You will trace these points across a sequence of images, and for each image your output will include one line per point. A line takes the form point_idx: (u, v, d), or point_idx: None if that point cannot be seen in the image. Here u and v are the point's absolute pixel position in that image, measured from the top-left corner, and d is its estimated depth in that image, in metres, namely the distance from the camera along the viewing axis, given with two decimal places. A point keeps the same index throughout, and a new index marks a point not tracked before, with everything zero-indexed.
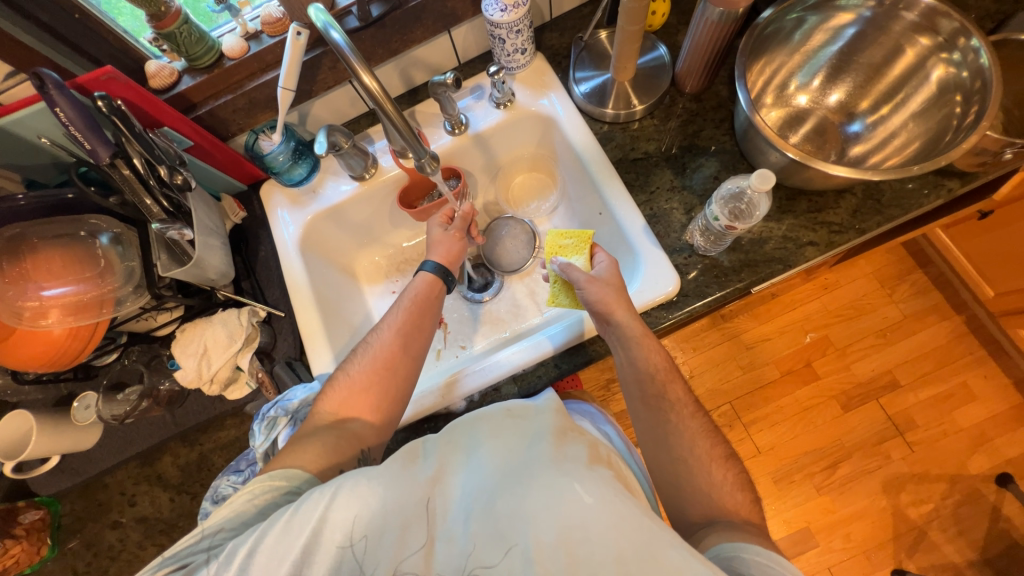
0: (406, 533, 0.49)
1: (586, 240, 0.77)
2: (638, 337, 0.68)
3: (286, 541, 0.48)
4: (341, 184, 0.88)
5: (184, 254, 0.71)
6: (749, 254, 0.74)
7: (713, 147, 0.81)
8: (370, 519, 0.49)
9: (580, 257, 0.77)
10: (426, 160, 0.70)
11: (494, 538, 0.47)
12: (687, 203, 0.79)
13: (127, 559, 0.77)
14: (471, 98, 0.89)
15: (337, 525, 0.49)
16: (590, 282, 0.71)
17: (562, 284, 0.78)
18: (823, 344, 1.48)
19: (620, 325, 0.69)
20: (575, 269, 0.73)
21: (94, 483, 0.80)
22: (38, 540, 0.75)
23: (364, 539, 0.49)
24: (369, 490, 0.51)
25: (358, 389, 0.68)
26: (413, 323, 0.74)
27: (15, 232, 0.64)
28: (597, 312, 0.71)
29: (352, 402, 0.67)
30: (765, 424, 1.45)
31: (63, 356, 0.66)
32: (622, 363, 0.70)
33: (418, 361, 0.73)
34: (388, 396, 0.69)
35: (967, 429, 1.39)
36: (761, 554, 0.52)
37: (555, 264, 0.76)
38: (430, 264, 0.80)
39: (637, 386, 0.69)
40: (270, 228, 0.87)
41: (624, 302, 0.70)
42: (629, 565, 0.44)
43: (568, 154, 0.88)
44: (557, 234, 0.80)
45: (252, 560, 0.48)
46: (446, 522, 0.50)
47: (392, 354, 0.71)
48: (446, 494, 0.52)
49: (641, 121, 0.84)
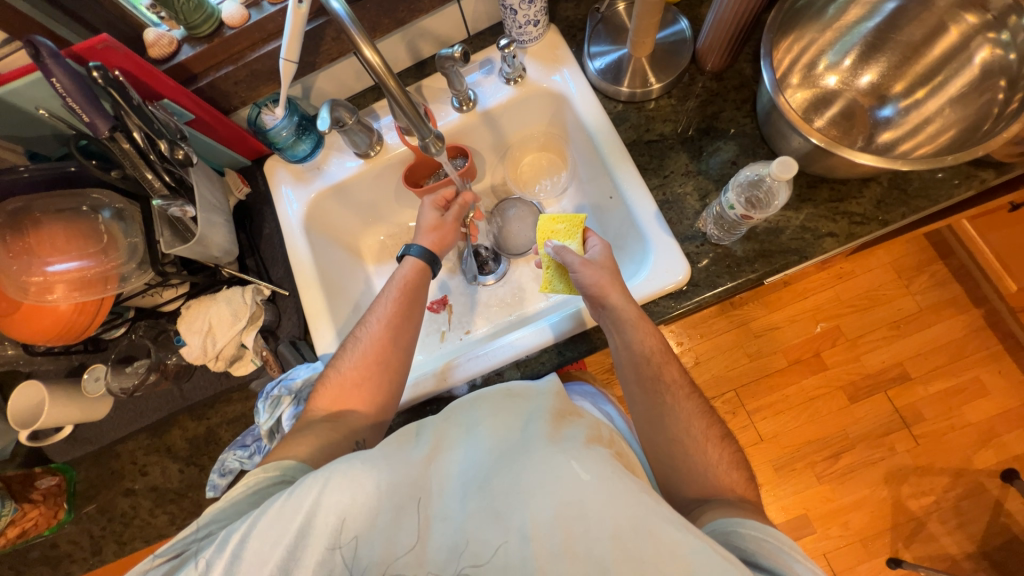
0: (402, 516, 0.49)
1: (578, 225, 0.77)
2: (633, 321, 0.67)
3: (281, 524, 0.49)
4: (345, 161, 0.86)
5: (187, 231, 0.71)
6: (764, 243, 0.71)
7: (732, 130, 0.77)
8: (367, 498, 0.50)
9: (573, 242, 0.76)
10: (430, 140, 0.67)
11: (492, 516, 0.47)
12: (702, 188, 0.76)
13: (140, 525, 0.80)
14: (480, 72, 0.85)
15: (330, 508, 0.49)
16: (584, 265, 0.70)
17: (556, 267, 0.77)
18: (834, 334, 1.46)
19: (615, 308, 0.68)
20: (569, 253, 0.71)
21: (107, 452, 0.83)
22: (55, 505, 0.78)
23: (361, 518, 0.49)
24: (365, 470, 0.51)
25: (350, 385, 0.69)
26: (401, 313, 0.74)
27: (19, 206, 0.64)
28: (592, 295, 0.70)
29: (346, 397, 0.69)
30: (769, 412, 1.44)
31: (73, 329, 0.66)
32: (619, 348, 0.69)
33: (408, 352, 0.74)
34: (383, 386, 0.70)
35: (976, 424, 1.37)
36: (756, 528, 0.53)
37: (549, 248, 0.76)
38: (414, 249, 0.80)
39: (636, 374, 0.69)
40: (274, 205, 0.86)
41: (618, 285, 0.69)
42: (627, 541, 0.44)
43: (579, 134, 0.85)
44: (550, 218, 0.80)
45: (248, 545, 0.50)
46: (443, 501, 0.50)
47: (380, 350, 0.71)
48: (444, 474, 0.52)
49: (657, 100, 0.81)
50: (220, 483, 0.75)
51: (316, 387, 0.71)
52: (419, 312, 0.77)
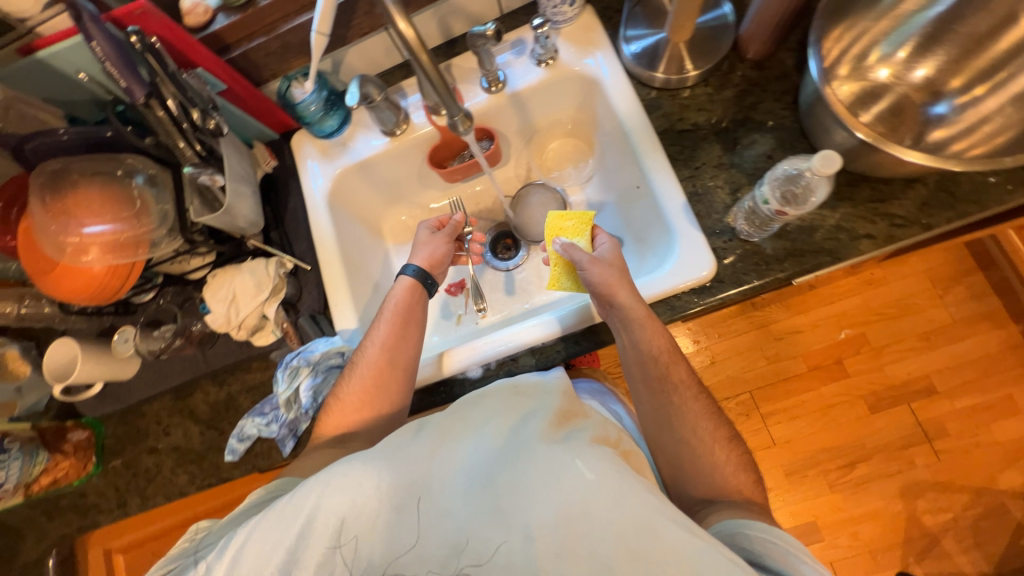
0: (402, 516, 0.50)
1: (587, 222, 0.75)
2: (641, 320, 0.66)
3: (281, 528, 0.51)
4: (370, 138, 0.86)
5: (215, 201, 0.71)
6: (795, 242, 0.69)
7: (770, 122, 0.74)
8: (367, 499, 0.50)
9: (581, 240, 0.74)
10: (459, 119, 0.67)
11: (494, 515, 0.47)
12: (733, 182, 0.73)
13: (161, 482, 0.82)
14: (511, 52, 0.83)
15: (330, 510, 0.50)
16: (593, 263, 0.70)
17: (563, 266, 0.75)
18: (858, 341, 1.41)
19: (623, 307, 0.66)
20: (577, 250, 0.71)
21: (134, 411, 0.86)
22: (84, 457, 0.82)
23: (361, 519, 0.50)
24: (366, 471, 0.52)
25: (352, 409, 0.70)
26: (397, 335, 0.72)
27: (59, 166, 0.66)
28: (599, 293, 0.69)
29: (350, 420, 0.71)
30: (783, 417, 1.41)
31: (104, 291, 0.68)
32: (625, 346, 0.68)
33: (408, 374, 0.72)
34: (385, 410, 0.71)
35: (1003, 444, 1.32)
36: (762, 530, 0.53)
37: (557, 246, 0.74)
38: (411, 268, 0.78)
39: (642, 374, 0.67)
40: (299, 180, 0.87)
41: (626, 283, 0.68)
42: (631, 542, 0.43)
43: (610, 122, 0.83)
44: (557, 216, 0.77)
45: (249, 547, 0.51)
46: (443, 496, 0.50)
47: (377, 375, 0.70)
48: (445, 469, 0.51)
49: (692, 88, 0.78)
50: (239, 448, 0.77)
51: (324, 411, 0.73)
52: (416, 329, 0.74)
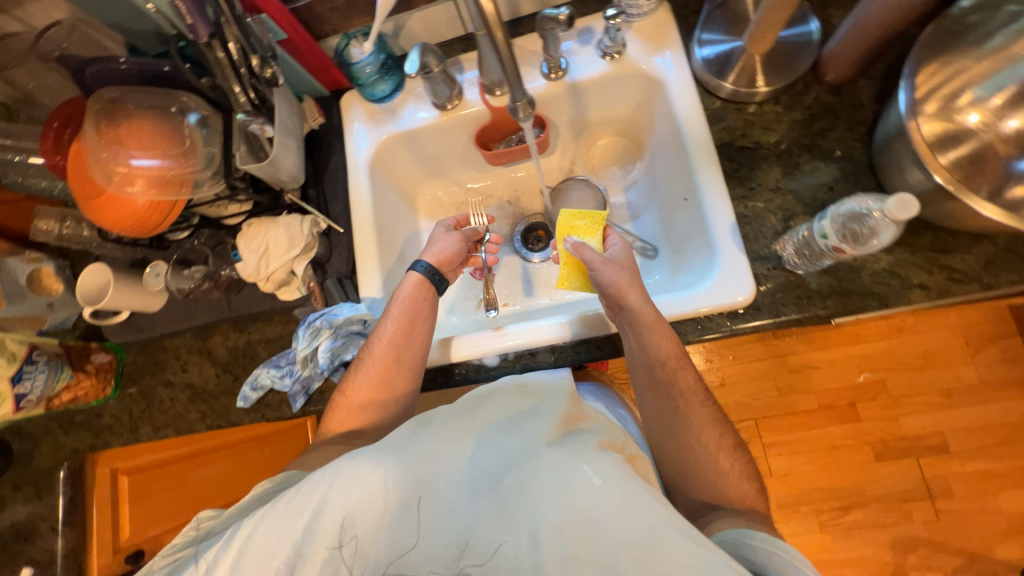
0: (409, 512, 0.49)
1: (599, 222, 0.76)
2: (649, 322, 0.64)
3: (283, 525, 0.50)
4: (420, 109, 0.84)
5: (262, 151, 0.72)
6: (842, 281, 0.66)
7: (838, 152, 0.70)
8: (374, 495, 0.49)
9: (592, 240, 0.76)
10: (521, 104, 0.65)
11: (503, 516, 0.48)
12: (787, 209, 0.70)
13: (172, 416, 0.85)
14: (577, 41, 0.80)
15: (337, 506, 0.49)
16: (604, 263, 0.69)
17: (572, 266, 0.75)
18: (876, 387, 1.38)
19: (632, 309, 0.65)
20: (588, 249, 0.71)
21: (155, 343, 0.88)
22: (104, 379, 0.85)
23: (368, 515, 0.49)
24: (371, 465, 0.51)
25: (357, 407, 0.70)
26: (404, 332, 0.71)
27: (115, 95, 0.67)
28: (609, 295, 0.68)
29: (355, 418, 0.70)
30: (784, 450, 1.39)
31: (144, 224, 0.68)
32: (631, 349, 0.66)
33: (414, 372, 0.72)
34: (390, 406, 0.71)
35: (1009, 514, 1.29)
36: (766, 541, 0.52)
37: (568, 244, 0.74)
38: (420, 264, 0.76)
39: (649, 377, 0.65)
40: (343, 140, 0.86)
41: (637, 286, 0.67)
42: (639, 551, 0.42)
43: (667, 129, 0.80)
44: (570, 214, 0.78)
45: (253, 541, 0.50)
46: (450, 494, 0.50)
47: (386, 373, 0.70)
48: (450, 468, 0.51)
49: (760, 104, 0.74)
50: (251, 396, 0.79)
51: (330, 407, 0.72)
52: (427, 325, 0.73)
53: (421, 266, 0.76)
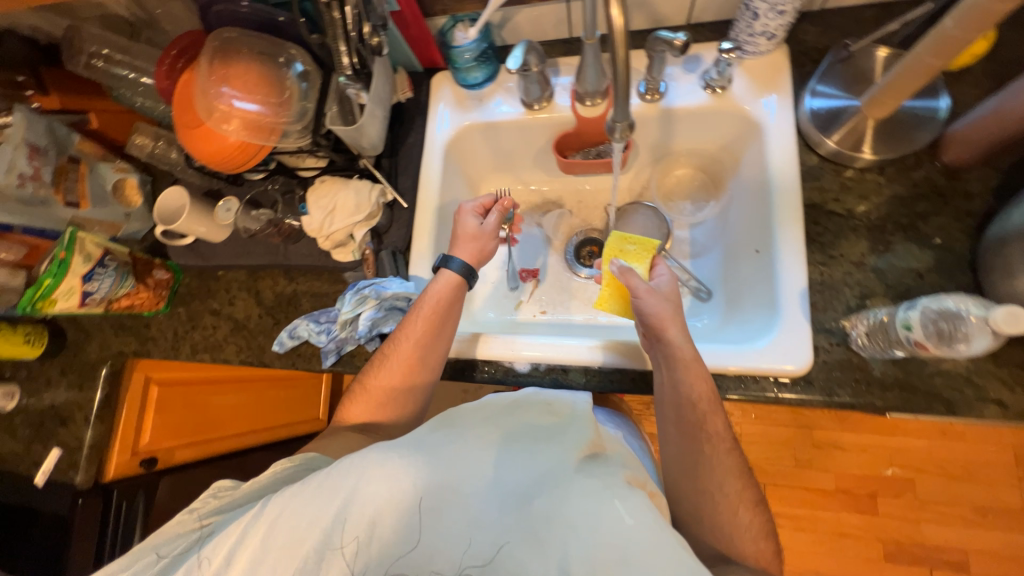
0: (437, 516, 0.49)
1: (649, 250, 0.74)
2: (686, 361, 0.62)
3: (312, 509, 0.49)
4: (506, 103, 0.84)
5: (351, 114, 0.73)
6: (910, 375, 0.62)
7: (936, 239, 0.66)
8: (404, 492, 0.49)
9: (639, 266, 0.73)
10: (620, 126, 0.64)
11: (532, 540, 0.47)
12: (865, 287, 0.66)
13: (212, 344, 0.89)
14: (681, 67, 0.78)
15: (367, 498, 0.49)
16: (649, 292, 0.66)
17: (614, 289, 0.73)
18: (903, 486, 1.29)
19: (670, 344, 0.63)
20: (635, 276, 0.67)
21: (211, 272, 0.92)
22: (158, 294, 0.89)
23: (396, 511, 0.48)
24: (402, 459, 0.50)
25: (375, 401, 0.72)
26: (430, 333, 0.71)
27: (231, 36, 0.70)
28: (649, 325, 0.66)
29: (373, 411, 0.73)
30: (789, 524, 1.33)
31: (231, 161, 0.72)
32: (664, 384, 0.64)
33: (436, 370, 0.73)
34: (409, 402, 0.73)
35: None
36: None
37: (614, 266, 0.72)
38: (455, 263, 0.73)
39: (676, 415, 0.63)
40: (426, 118, 0.87)
41: (679, 321, 0.65)
42: None
43: (755, 175, 0.76)
44: (620, 237, 0.76)
45: (279, 525, 0.49)
46: (479, 508, 0.49)
47: (406, 373, 0.71)
48: (478, 478, 0.50)
49: (862, 171, 0.70)
50: (287, 343, 0.82)
51: (348, 398, 0.75)
52: (450, 327, 0.73)
53: (454, 266, 0.73)
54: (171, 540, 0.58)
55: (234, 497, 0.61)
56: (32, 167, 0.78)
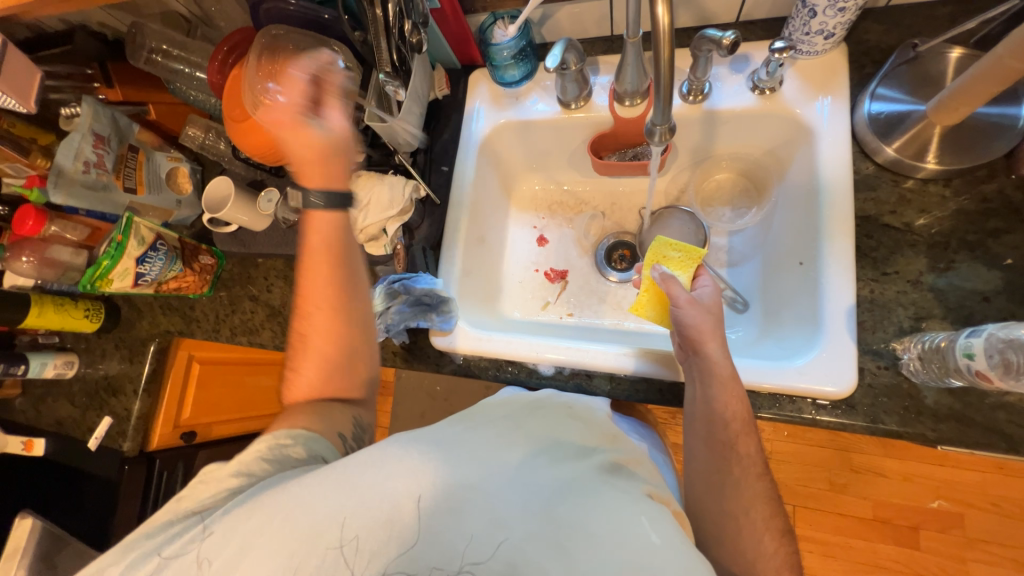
0: (454, 517, 0.46)
1: (694, 258, 0.72)
2: (723, 378, 0.61)
3: (327, 500, 0.47)
4: (543, 102, 0.83)
5: (388, 110, 0.74)
6: (969, 406, 0.57)
7: (1007, 260, 0.60)
8: (423, 489, 0.47)
9: (682, 275, 0.71)
10: (659, 129, 0.63)
11: (554, 551, 0.44)
12: (921, 308, 0.61)
13: (250, 328, 0.92)
14: (728, 67, 0.74)
15: (386, 494, 0.46)
16: (690, 303, 0.65)
17: (651, 295, 0.71)
18: (951, 521, 1.20)
19: (708, 358, 0.62)
20: (677, 284, 0.67)
21: (251, 260, 0.96)
22: (202, 278, 0.94)
23: (412, 508, 0.46)
24: (423, 455, 0.49)
25: (315, 370, 0.66)
26: (323, 266, 0.67)
27: (281, 33, 0.72)
28: (687, 337, 0.65)
29: (321, 382, 0.66)
30: (820, 549, 1.26)
31: None
32: (695, 398, 0.63)
33: (358, 300, 0.68)
34: (347, 347, 0.68)
35: None
36: None
37: (654, 272, 0.70)
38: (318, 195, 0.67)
39: (705, 432, 0.60)
40: (462, 116, 0.87)
41: (719, 336, 0.63)
42: None
43: (803, 182, 0.72)
44: (665, 242, 0.73)
45: (294, 515, 0.46)
46: (500, 513, 0.46)
47: (331, 329, 0.67)
48: (500, 480, 0.48)
49: (924, 182, 0.65)
50: None
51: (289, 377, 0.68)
52: (348, 255, 0.68)
53: (313, 203, 0.67)
54: (149, 537, 0.51)
55: (208, 491, 0.53)
56: (98, 156, 0.83)
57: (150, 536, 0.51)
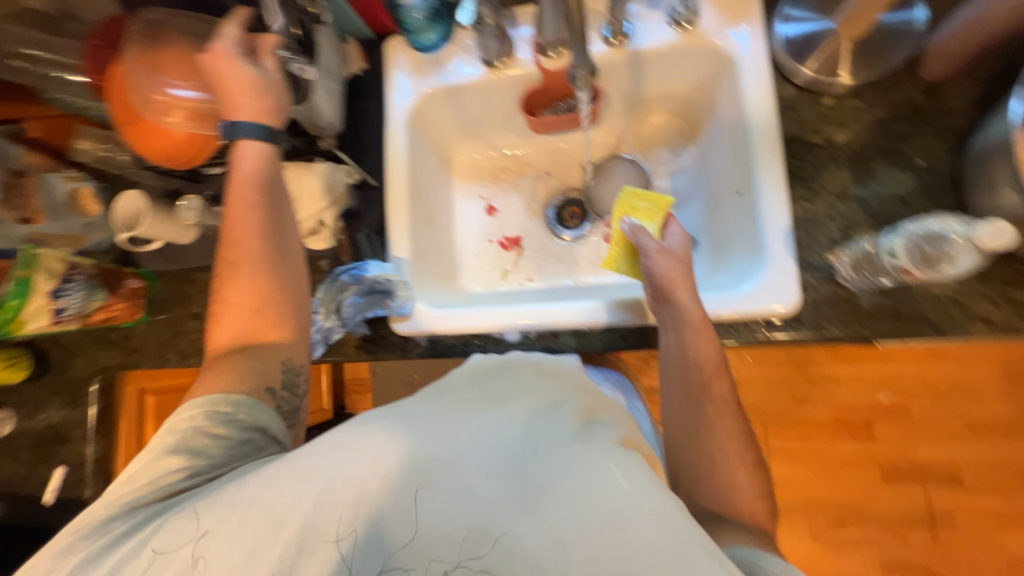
0: (422, 493, 0.45)
1: (662, 208, 0.70)
2: (695, 323, 0.63)
3: (292, 491, 0.47)
4: (467, 64, 0.80)
5: (302, 92, 0.70)
6: (898, 302, 0.61)
7: (918, 161, 0.64)
8: (389, 470, 0.46)
9: (651, 225, 0.70)
10: (581, 71, 0.65)
11: (525, 509, 0.44)
12: (849, 218, 0.65)
13: (198, 349, 0.86)
14: (645, 4, 0.73)
15: (351, 478, 0.46)
16: (659, 253, 0.66)
17: (624, 248, 0.70)
18: (898, 410, 1.33)
19: (679, 306, 0.64)
20: (645, 234, 0.67)
21: (185, 276, 0.89)
22: (135, 303, 0.86)
23: (380, 489, 0.46)
24: (388, 436, 0.48)
25: (246, 313, 0.65)
26: (249, 201, 0.66)
27: (156, 18, 0.66)
28: (657, 286, 0.66)
29: (251, 325, 0.65)
30: (791, 457, 1.37)
31: (179, 155, 0.68)
32: (670, 345, 0.65)
33: (284, 237, 0.68)
34: (275, 289, 0.66)
35: (1008, 550, 1.27)
36: (780, 565, 0.49)
37: (624, 225, 0.69)
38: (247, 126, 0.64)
39: (680, 376, 0.63)
40: (383, 90, 0.82)
41: (688, 282, 0.65)
42: (669, 565, 0.40)
43: (732, 113, 0.73)
44: (633, 193, 0.71)
45: (256, 505, 0.48)
46: (469, 480, 0.45)
47: (261, 274, 0.66)
48: (469, 446, 0.47)
49: (840, 97, 0.68)
50: None
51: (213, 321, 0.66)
52: (280, 202, 0.67)
53: (240, 130, 0.64)
54: (91, 533, 0.52)
55: (160, 482, 0.54)
56: None
57: (86, 538, 0.51)
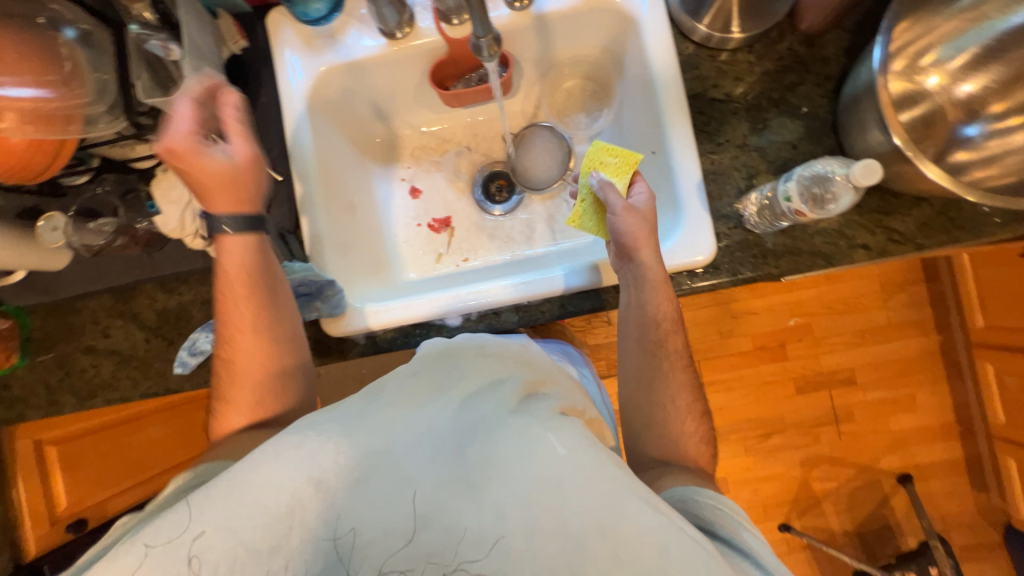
0: (365, 487, 0.46)
1: (631, 164, 0.68)
2: (656, 282, 0.64)
3: (224, 510, 0.45)
4: (365, 36, 0.74)
5: (170, 79, 0.62)
6: (796, 241, 0.68)
7: (804, 108, 0.70)
8: (326, 471, 0.46)
9: (619, 182, 0.68)
10: (486, 41, 0.59)
11: (466, 487, 0.45)
12: (751, 167, 0.70)
13: (99, 386, 0.76)
14: None
15: (281, 484, 0.45)
16: (626, 210, 0.64)
17: (590, 205, 0.70)
18: (804, 330, 1.51)
19: (642, 264, 0.64)
20: (613, 192, 0.65)
21: (66, 306, 0.77)
22: (6, 347, 0.74)
23: (318, 491, 0.45)
24: (321, 439, 0.47)
25: (252, 400, 0.65)
26: (244, 294, 0.64)
27: None
28: (622, 245, 0.65)
29: (257, 408, 0.65)
30: (722, 387, 1.52)
31: (26, 168, 0.57)
32: (630, 304, 0.66)
33: (291, 326, 0.67)
34: (279, 371, 0.66)
35: (895, 432, 1.51)
36: (710, 496, 0.55)
37: (592, 181, 0.68)
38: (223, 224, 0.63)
39: (639, 334, 0.66)
40: (274, 70, 0.74)
41: (653, 241, 0.64)
42: (602, 518, 0.43)
43: (639, 73, 0.75)
44: (602, 148, 0.69)
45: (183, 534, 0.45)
46: (409, 469, 0.46)
47: (266, 363, 0.65)
48: (409, 435, 0.47)
49: (733, 52, 0.72)
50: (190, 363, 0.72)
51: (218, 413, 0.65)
52: (274, 289, 0.66)
53: (222, 227, 0.63)
54: None
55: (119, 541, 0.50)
56: None
57: None
